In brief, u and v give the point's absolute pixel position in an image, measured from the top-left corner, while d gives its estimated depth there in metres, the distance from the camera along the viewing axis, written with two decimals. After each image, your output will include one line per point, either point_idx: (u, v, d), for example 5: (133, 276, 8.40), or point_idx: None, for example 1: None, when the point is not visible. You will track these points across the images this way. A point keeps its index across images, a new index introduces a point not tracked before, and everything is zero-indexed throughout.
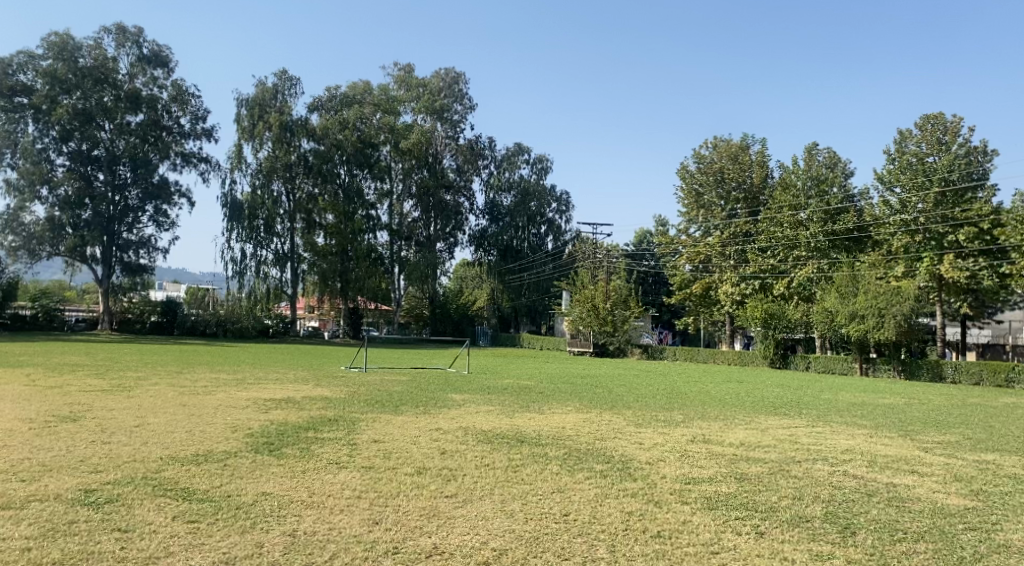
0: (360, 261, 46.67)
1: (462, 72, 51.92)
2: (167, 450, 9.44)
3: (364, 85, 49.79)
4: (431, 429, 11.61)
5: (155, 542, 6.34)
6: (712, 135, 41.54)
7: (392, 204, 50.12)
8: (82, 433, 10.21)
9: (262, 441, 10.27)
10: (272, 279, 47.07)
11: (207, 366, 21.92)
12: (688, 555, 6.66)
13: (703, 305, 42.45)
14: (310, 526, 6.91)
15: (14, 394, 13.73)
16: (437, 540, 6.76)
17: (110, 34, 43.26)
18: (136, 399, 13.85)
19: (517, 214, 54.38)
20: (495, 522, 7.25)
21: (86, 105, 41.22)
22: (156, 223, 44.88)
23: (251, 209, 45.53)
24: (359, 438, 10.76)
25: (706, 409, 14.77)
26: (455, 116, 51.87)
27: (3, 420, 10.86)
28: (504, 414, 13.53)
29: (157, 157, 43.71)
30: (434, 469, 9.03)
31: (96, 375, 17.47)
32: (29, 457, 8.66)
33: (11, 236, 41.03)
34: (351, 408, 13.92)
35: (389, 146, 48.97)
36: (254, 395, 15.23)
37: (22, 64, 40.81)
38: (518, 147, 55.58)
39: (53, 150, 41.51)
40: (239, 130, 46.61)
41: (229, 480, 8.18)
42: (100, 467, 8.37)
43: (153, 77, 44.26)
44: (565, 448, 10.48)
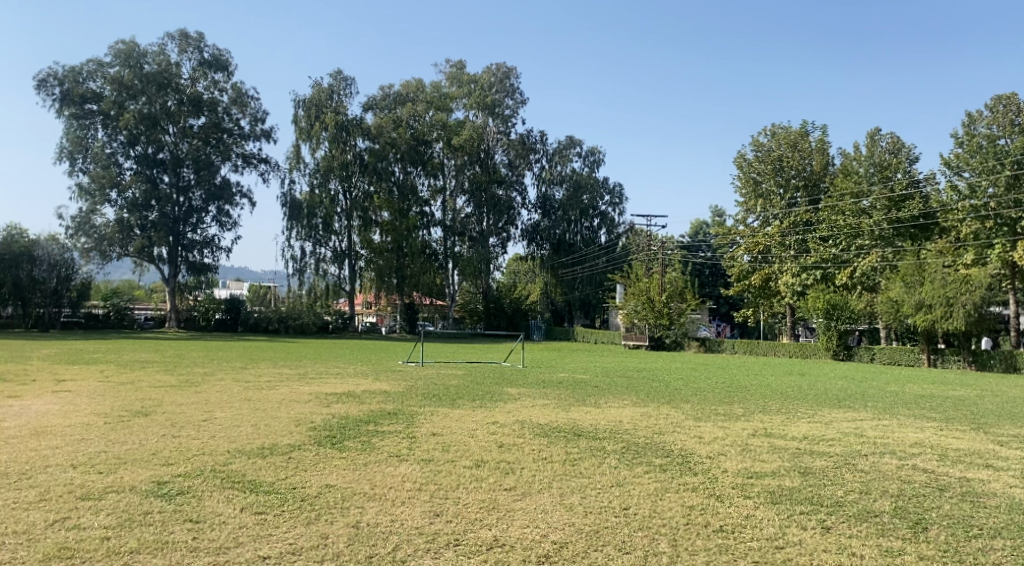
0: (414, 257, 47.08)
1: (513, 66, 51.85)
2: (234, 443, 9.70)
3: (417, 82, 49.85)
4: (488, 423, 11.68)
5: (225, 533, 6.52)
6: (771, 123, 40.77)
7: (445, 200, 50.46)
8: (154, 427, 10.56)
9: (325, 434, 10.50)
10: (330, 276, 48.14)
11: (269, 362, 22.41)
12: (752, 550, 6.57)
13: (762, 297, 41.68)
14: (374, 518, 7.03)
15: (90, 389, 14.28)
16: (498, 533, 6.80)
17: (173, 40, 44.56)
18: (203, 394, 14.25)
19: (569, 207, 53.94)
20: (555, 515, 7.25)
21: (151, 109, 42.52)
22: (219, 223, 46.03)
23: (310, 209, 46.60)
24: (418, 432, 10.88)
25: (767, 402, 14.52)
26: (506, 111, 51.72)
27: (79, 415, 11.27)
28: (561, 408, 13.53)
29: (219, 159, 44.77)
30: (493, 462, 9.09)
31: (164, 372, 18.03)
32: (105, 451, 8.98)
33: (84, 239, 42.45)
34: (409, 401, 14.06)
35: (442, 143, 49.28)
36: (316, 390, 15.53)
37: (91, 72, 42.47)
38: (569, 140, 55.36)
39: (121, 154, 43.07)
40: (297, 130, 47.57)
41: (293, 473, 8.37)
42: (171, 460, 8.66)
43: (214, 81, 45.34)
44: (624, 442, 10.42)
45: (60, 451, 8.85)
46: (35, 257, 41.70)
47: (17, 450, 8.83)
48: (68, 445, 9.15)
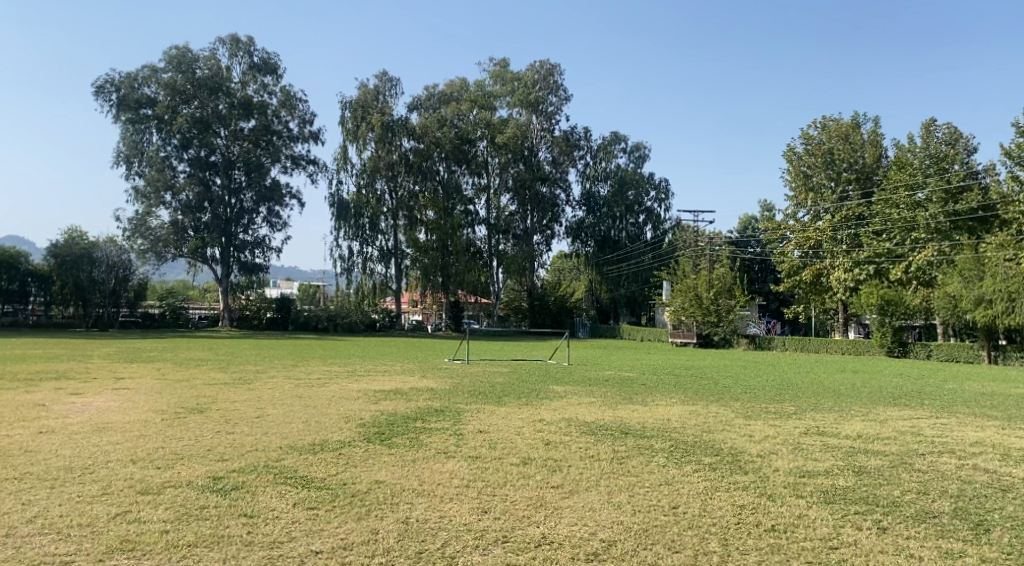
0: (459, 256, 47.34)
1: (557, 63, 51.68)
2: (286, 439, 9.88)
3: (461, 81, 50.02)
4: (534, 421, 11.67)
5: (279, 528, 6.65)
6: (821, 116, 39.98)
7: (489, 198, 50.57)
8: (209, 424, 10.80)
9: (374, 431, 10.62)
10: (377, 274, 48.57)
11: (319, 360, 22.76)
12: (805, 550, 6.46)
13: (814, 292, 40.80)
14: (423, 514, 7.09)
15: (148, 386, 14.70)
16: (546, 531, 6.80)
17: (224, 45, 45.48)
18: (256, 391, 14.52)
19: (614, 204, 53.86)
20: (603, 514, 7.22)
21: (203, 113, 43.48)
22: (270, 223, 46.94)
23: (357, 209, 47.19)
24: (465, 429, 10.93)
25: (819, 400, 14.24)
26: (550, 108, 51.62)
27: (138, 412, 11.61)
28: (608, 406, 13.48)
29: (269, 161, 45.62)
30: (540, 459, 9.08)
31: (219, 370, 18.46)
32: (163, 447, 9.24)
33: (140, 240, 43.65)
34: (456, 398, 14.17)
35: (486, 141, 49.34)
36: (364, 387, 15.72)
37: (146, 78, 43.46)
38: (614, 136, 55.01)
39: (175, 157, 44.18)
40: (344, 131, 48.14)
41: (344, 468, 8.51)
42: (226, 456, 8.86)
43: (263, 84, 46.14)
44: (672, 440, 10.34)
45: (120, 446, 9.13)
46: (95, 258, 43.13)
47: (79, 446, 9.11)
48: (128, 441, 9.43)
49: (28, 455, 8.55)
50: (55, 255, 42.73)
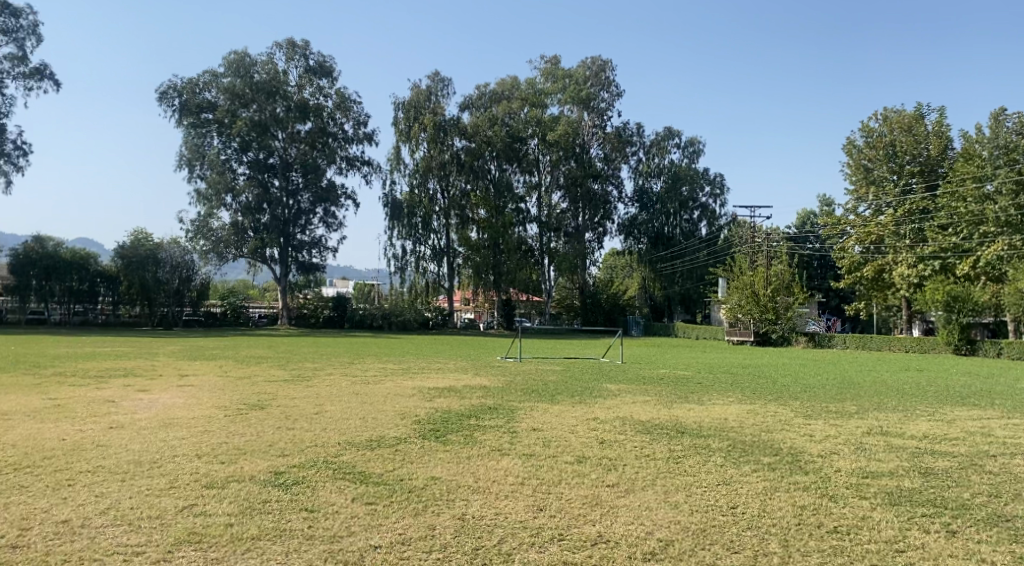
0: (511, 253, 47.42)
1: (608, 59, 51.34)
2: (344, 435, 10.05)
3: (512, 80, 50.05)
4: (588, 419, 11.62)
5: (338, 522, 6.76)
6: (883, 107, 38.93)
7: (541, 196, 50.39)
8: (269, 420, 11.04)
9: (429, 427, 10.72)
10: (430, 273, 49.38)
11: (374, 358, 23.08)
12: (870, 552, 6.31)
13: (875, 289, 39.85)
14: (478, 510, 7.13)
15: (211, 383, 15.07)
16: (602, 529, 6.78)
17: (281, 49, 46.41)
18: (314, 388, 14.79)
19: (668, 200, 53.35)
20: (660, 513, 7.16)
21: (261, 116, 44.56)
22: (326, 223, 47.72)
23: (410, 208, 47.97)
24: (519, 427, 10.96)
25: (883, 400, 13.82)
26: (602, 104, 51.28)
27: (202, 408, 11.95)
28: (663, 405, 13.33)
29: (325, 163, 46.41)
30: (595, 458, 9.04)
31: (279, 367, 18.86)
32: (227, 442, 9.49)
33: (202, 241, 44.78)
34: (510, 396, 14.20)
35: (537, 139, 49.26)
36: (419, 384, 15.88)
37: (207, 83, 44.80)
38: (667, 131, 54.39)
39: (235, 160, 45.24)
40: (397, 132, 48.81)
41: (400, 464, 8.61)
42: (287, 451, 9.05)
43: (319, 87, 46.88)
44: (729, 439, 10.17)
45: (186, 441, 9.41)
46: (160, 259, 44.47)
47: (147, 441, 9.41)
48: (193, 437, 9.71)
49: (99, 449, 8.87)
50: (123, 257, 44.26)
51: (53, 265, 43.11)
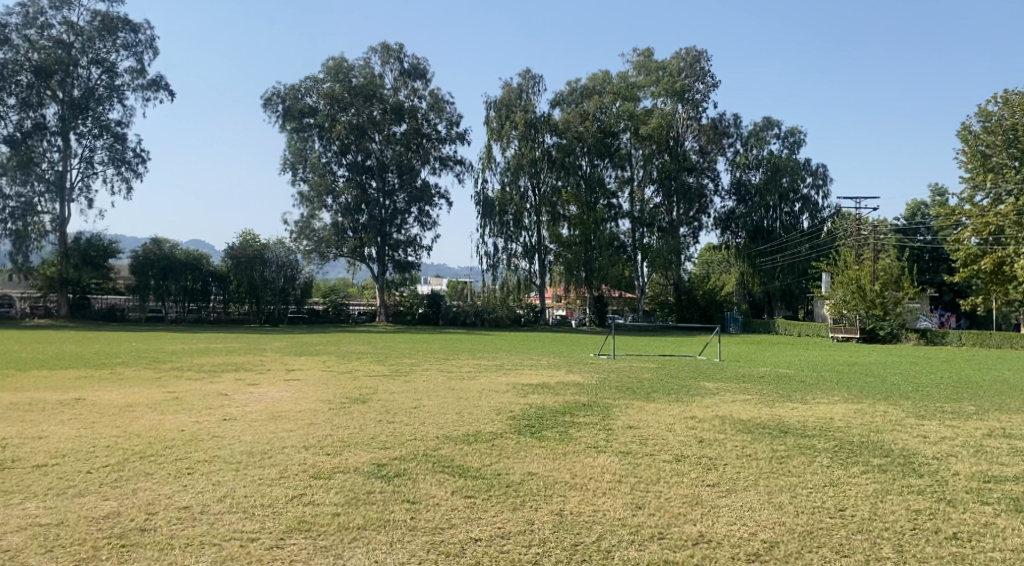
0: (603, 250, 47.04)
1: (703, 49, 50.31)
2: (442, 429, 10.23)
3: (604, 75, 49.74)
4: (686, 417, 11.44)
5: (440, 514, 6.90)
6: (1002, 90, 36.60)
7: (632, 190, 49.41)
8: (371, 413, 11.37)
9: (524, 423, 10.77)
10: (521, 270, 49.85)
11: (469, 354, 23.34)
12: (993, 560, 5.98)
13: (995, 282, 37.23)
14: (576, 507, 7.13)
15: (314, 377, 15.65)
16: (703, 529, 6.66)
17: (377, 53, 47.62)
18: (411, 383, 15.12)
19: (767, 192, 51.69)
20: (764, 514, 6.98)
21: (359, 120, 45.95)
22: (421, 223, 48.63)
23: (502, 206, 48.37)
24: (615, 424, 10.87)
25: (1005, 400, 13.00)
26: (697, 96, 50.21)
27: (308, 401, 12.41)
28: (764, 404, 12.96)
29: (420, 163, 47.40)
30: (693, 457, 8.89)
31: (378, 363, 19.40)
32: (331, 434, 9.81)
33: (306, 241, 47.02)
34: (604, 393, 14.10)
35: (629, 134, 48.71)
36: (513, 380, 16.01)
37: (308, 88, 46.37)
38: (766, 121, 52.88)
39: (335, 162, 46.79)
40: (489, 131, 49.34)
41: (497, 459, 8.69)
42: (388, 444, 9.29)
43: (413, 89, 47.82)
44: (835, 440, 9.81)
45: (294, 433, 9.80)
46: (266, 259, 46.62)
47: (258, 432, 9.85)
48: (301, 429, 10.11)
49: (215, 440, 9.34)
50: (233, 257, 46.46)
51: (168, 265, 45.26)
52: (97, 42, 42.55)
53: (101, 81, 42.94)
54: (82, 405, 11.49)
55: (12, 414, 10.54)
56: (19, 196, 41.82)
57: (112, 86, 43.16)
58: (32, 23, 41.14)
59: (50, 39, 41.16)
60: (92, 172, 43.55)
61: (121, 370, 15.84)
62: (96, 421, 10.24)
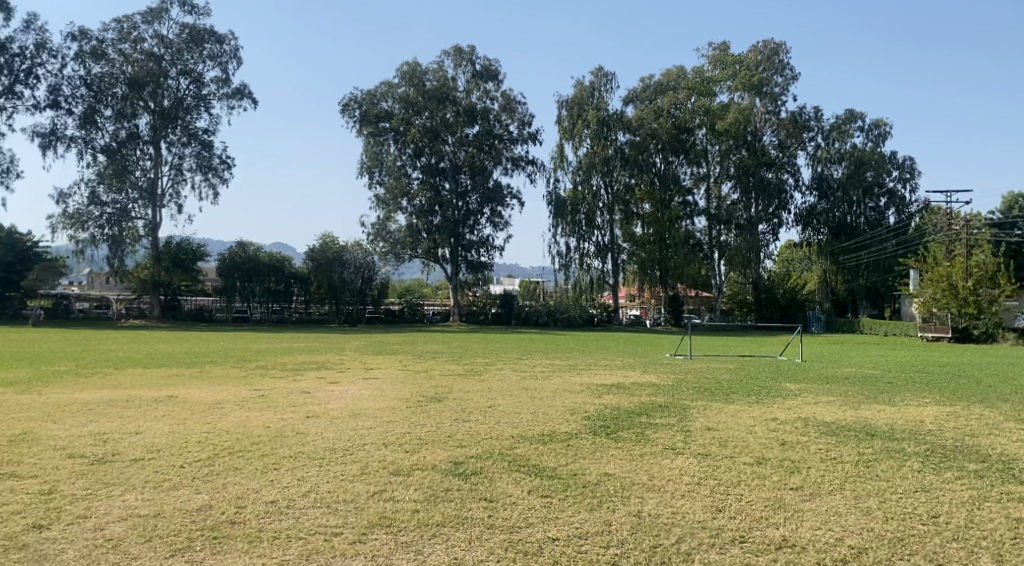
0: (678, 249, 46.38)
1: (781, 41, 49.13)
2: (517, 429, 10.27)
3: (678, 70, 48.92)
4: (767, 419, 11.16)
5: (517, 513, 6.92)
6: None
7: (710, 186, 48.97)
8: (448, 412, 11.47)
9: (600, 424, 10.72)
10: (594, 270, 49.65)
11: (542, 353, 23.34)
12: None
13: None
14: (654, 509, 7.05)
15: (392, 376, 15.92)
16: (787, 533, 6.49)
17: (449, 57, 48.14)
18: (486, 382, 15.24)
19: (850, 186, 50.18)
20: (851, 519, 6.76)
21: (433, 123, 46.77)
22: (493, 223, 48.91)
23: (574, 205, 48.13)
24: (693, 425, 10.71)
25: None
26: (776, 89, 49.02)
27: (386, 399, 12.66)
28: (849, 406, 12.54)
29: (492, 165, 47.70)
30: (776, 460, 8.68)
31: (453, 362, 19.58)
32: (410, 432, 9.97)
33: (381, 243, 48.02)
34: (681, 395, 13.89)
35: (705, 129, 47.80)
36: (588, 381, 15.90)
37: (383, 93, 47.30)
38: (849, 114, 51.12)
39: (410, 166, 47.52)
40: (561, 130, 49.35)
41: (573, 459, 8.67)
42: (465, 442, 9.39)
43: (486, 91, 48.16)
44: (926, 443, 9.42)
45: (374, 430, 10.01)
46: (345, 260, 47.65)
47: (340, 429, 10.09)
48: (379, 426, 10.31)
49: (299, 436, 9.63)
50: (313, 259, 47.84)
51: (254, 268, 46.56)
52: (185, 54, 44.31)
53: (189, 90, 44.67)
54: (174, 402, 11.99)
55: (110, 410, 11.06)
56: (115, 202, 43.95)
57: (199, 95, 44.84)
58: (126, 38, 43.16)
59: (142, 52, 43.12)
60: (181, 178, 45.38)
61: (209, 369, 16.48)
62: (188, 417, 10.67)
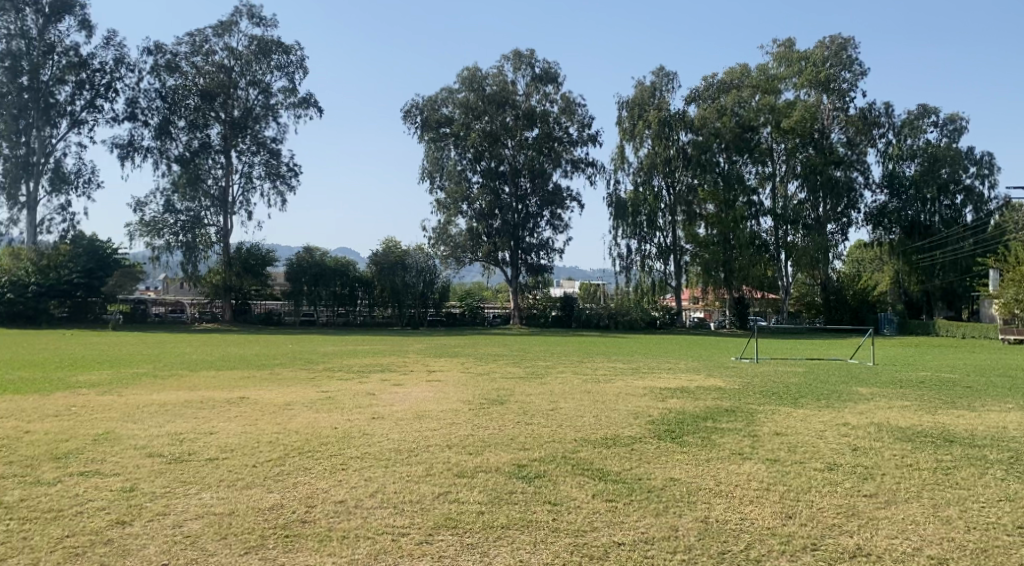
0: (743, 249, 45.44)
1: (850, 36, 47.79)
2: (580, 432, 10.24)
3: (742, 68, 48.06)
4: (838, 424, 10.85)
5: (581, 517, 6.90)
6: None
7: (775, 186, 47.92)
8: (509, 415, 11.51)
9: (664, 428, 10.60)
10: (656, 272, 49.09)
11: (605, 356, 23.21)
12: None
13: None
14: (722, 514, 6.93)
15: (455, 378, 16.08)
16: (861, 541, 6.30)
17: (509, 61, 48.33)
18: (547, 385, 15.25)
19: (923, 184, 48.39)
20: (930, 528, 6.51)
21: (493, 127, 46.95)
22: (553, 226, 48.87)
23: (635, 207, 47.72)
24: (760, 430, 10.50)
25: None
26: (844, 85, 47.69)
27: (449, 402, 12.75)
28: (925, 411, 12.09)
29: (551, 167, 47.66)
30: (849, 466, 8.44)
31: (514, 365, 19.62)
32: (472, 434, 10.03)
33: (443, 247, 48.95)
34: (747, 399, 13.63)
35: (770, 127, 46.84)
36: (651, 384, 15.74)
37: (444, 99, 47.81)
38: (922, 109, 49.40)
39: (470, 169, 47.83)
40: (622, 131, 49.05)
41: (637, 463, 8.60)
42: (528, 445, 9.38)
43: (545, 93, 48.19)
44: (1010, 450, 9.01)
45: (438, 432, 10.12)
46: (407, 265, 48.15)
47: (404, 431, 10.22)
48: (442, 428, 10.41)
49: (365, 437, 9.79)
50: (376, 263, 48.44)
51: (320, 272, 47.71)
52: (254, 65, 45.55)
53: (258, 100, 45.96)
54: (246, 403, 12.34)
55: (186, 411, 11.44)
56: (189, 210, 45.47)
57: (268, 105, 46.06)
58: (199, 50, 44.58)
59: (213, 64, 44.53)
60: (251, 186, 46.69)
61: (278, 371, 16.92)
62: (259, 418, 10.98)
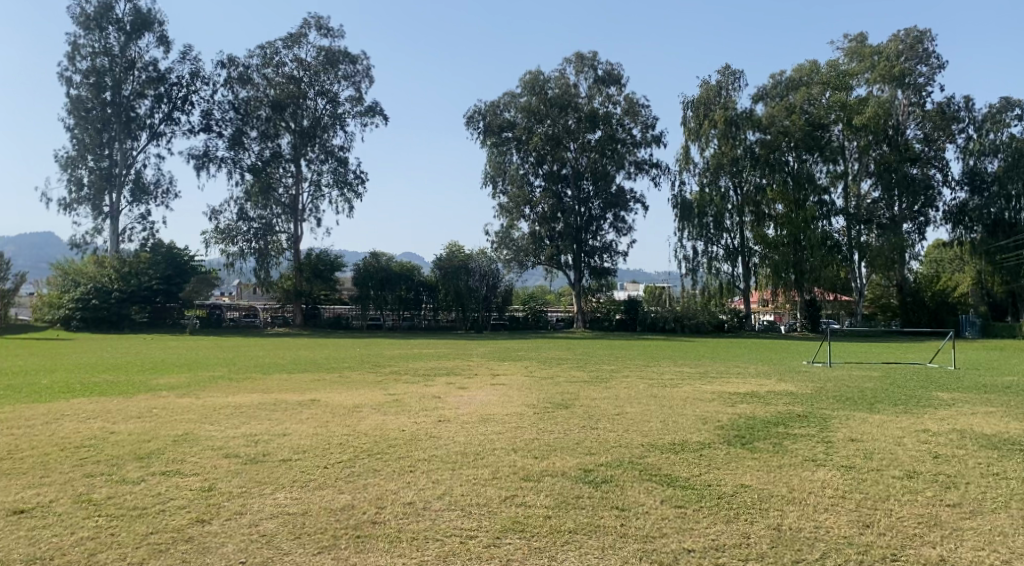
0: (815, 251, 43.99)
1: (926, 28, 46.25)
2: (647, 437, 10.13)
3: (811, 64, 46.82)
4: (917, 430, 10.46)
5: (650, 523, 6.82)
6: None
7: (847, 185, 46.50)
8: (575, 419, 11.47)
9: (734, 433, 10.41)
10: (723, 274, 48.30)
11: (670, 361, 22.91)
12: None
13: None
14: (796, 522, 6.75)
15: (520, 382, 16.08)
16: (944, 553, 6.06)
17: (571, 64, 48.23)
18: (614, 389, 15.12)
19: (1008, 180, 46.07)
20: (1019, 540, 6.24)
21: (555, 130, 47.02)
22: (617, 228, 48.54)
23: (701, 207, 47.27)
24: (834, 436, 10.22)
25: None
26: (920, 79, 46.12)
27: (514, 405, 12.76)
28: (1011, 417, 11.54)
29: (615, 169, 47.21)
30: (929, 474, 8.12)
31: (579, 369, 19.51)
32: (538, 438, 10.03)
33: (505, 250, 48.64)
34: (820, 404, 13.25)
35: (842, 125, 45.35)
36: (719, 389, 15.45)
37: (507, 103, 48.06)
38: (1004, 102, 47.23)
39: (533, 173, 48.08)
40: (687, 131, 48.47)
41: (706, 469, 8.46)
42: (594, 450, 9.32)
43: (608, 95, 47.95)
44: None
45: (503, 436, 10.15)
46: (470, 268, 48.40)
47: (471, 434, 10.27)
48: (508, 431, 10.44)
49: (432, 439, 9.88)
50: (441, 267, 48.88)
51: (386, 277, 48.43)
52: (322, 75, 46.59)
53: (326, 110, 47.01)
54: (317, 406, 12.60)
55: (259, 413, 11.75)
56: (261, 218, 46.89)
57: (335, 114, 47.06)
58: (269, 62, 45.82)
59: (283, 76, 45.73)
60: (320, 193, 47.73)
61: (347, 374, 17.23)
62: (330, 420, 11.19)
